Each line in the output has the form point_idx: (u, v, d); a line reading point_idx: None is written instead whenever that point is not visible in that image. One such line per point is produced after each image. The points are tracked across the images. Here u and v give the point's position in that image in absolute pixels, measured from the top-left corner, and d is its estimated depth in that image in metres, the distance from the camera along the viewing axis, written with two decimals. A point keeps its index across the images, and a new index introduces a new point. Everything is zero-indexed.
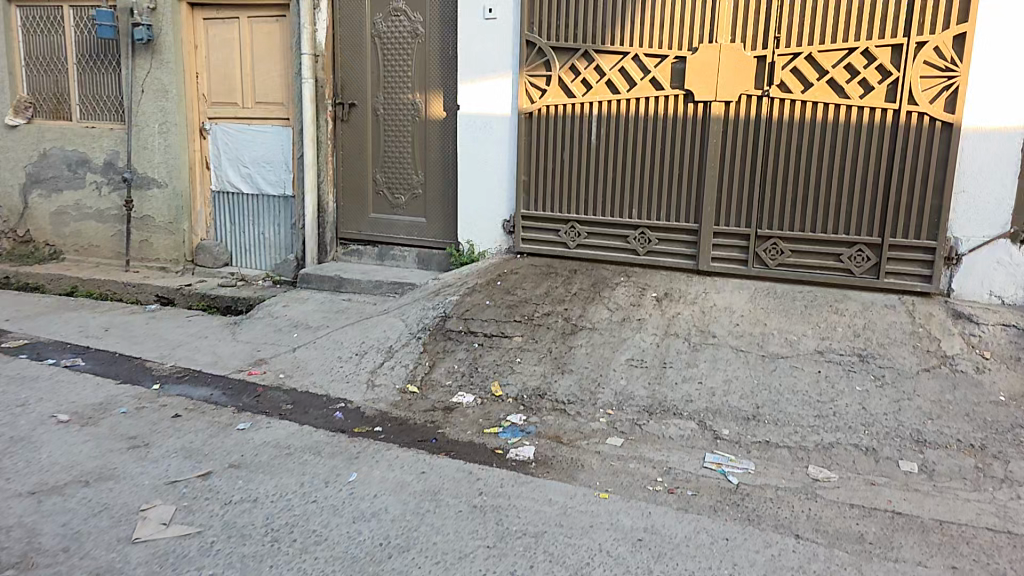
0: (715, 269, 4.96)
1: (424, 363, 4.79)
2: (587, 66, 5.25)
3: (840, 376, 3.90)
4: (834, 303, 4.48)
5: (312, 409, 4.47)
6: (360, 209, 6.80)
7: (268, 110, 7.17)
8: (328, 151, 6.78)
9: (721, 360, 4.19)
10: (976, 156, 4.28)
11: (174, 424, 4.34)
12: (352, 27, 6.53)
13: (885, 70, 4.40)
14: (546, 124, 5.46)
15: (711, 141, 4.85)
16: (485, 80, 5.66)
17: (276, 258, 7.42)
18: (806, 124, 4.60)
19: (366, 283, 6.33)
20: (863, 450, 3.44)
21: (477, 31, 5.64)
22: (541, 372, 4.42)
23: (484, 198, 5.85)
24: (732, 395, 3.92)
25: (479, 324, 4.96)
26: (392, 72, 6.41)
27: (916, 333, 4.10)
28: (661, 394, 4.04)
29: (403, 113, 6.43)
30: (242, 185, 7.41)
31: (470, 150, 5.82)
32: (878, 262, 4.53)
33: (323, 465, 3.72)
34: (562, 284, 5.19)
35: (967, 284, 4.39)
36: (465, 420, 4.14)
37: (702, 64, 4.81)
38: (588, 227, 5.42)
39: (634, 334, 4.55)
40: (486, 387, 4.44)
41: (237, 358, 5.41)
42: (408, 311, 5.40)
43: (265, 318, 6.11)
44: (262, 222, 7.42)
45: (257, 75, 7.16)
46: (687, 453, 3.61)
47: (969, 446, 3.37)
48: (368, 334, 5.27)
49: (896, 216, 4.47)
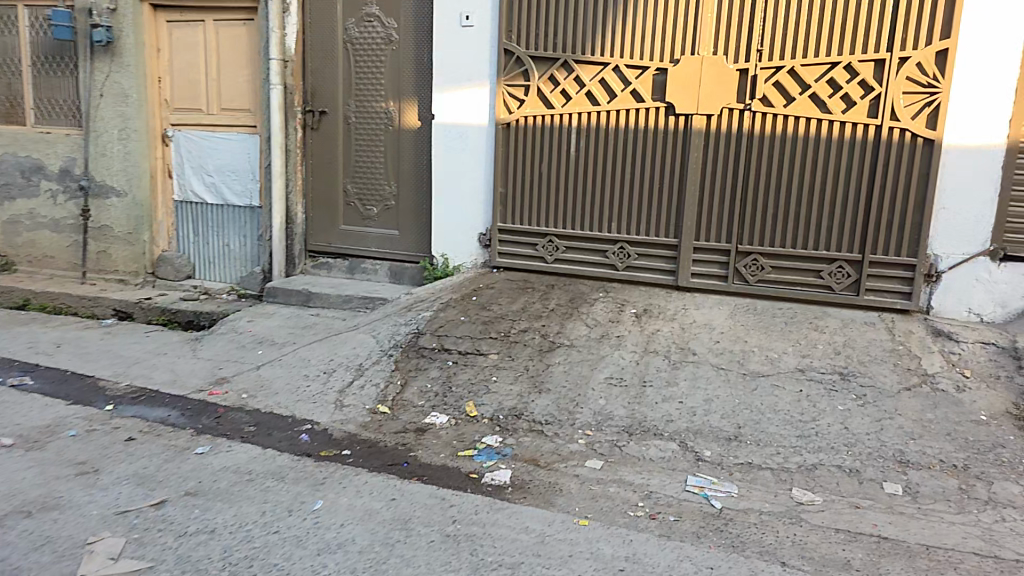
0: (695, 285, 4.90)
1: (395, 382, 4.60)
2: (567, 76, 5.18)
3: (822, 395, 3.84)
4: (814, 320, 4.44)
5: (276, 431, 4.24)
6: (331, 220, 6.61)
7: (235, 116, 6.93)
8: (297, 160, 6.57)
9: (701, 378, 4.10)
10: (956, 172, 4.28)
11: (127, 448, 4.06)
12: (323, 33, 6.36)
13: (867, 85, 4.39)
14: (524, 135, 5.36)
15: (692, 154, 4.80)
16: (463, 88, 5.54)
17: (242, 270, 7.15)
18: (787, 138, 4.58)
19: (336, 298, 6.12)
20: (846, 471, 3.36)
21: (454, 39, 5.52)
22: (517, 391, 4.27)
23: (460, 210, 5.71)
24: (713, 415, 3.82)
25: (453, 341, 4.81)
26: (365, 79, 6.25)
27: (895, 351, 4.08)
28: (641, 414, 3.92)
29: (376, 122, 6.27)
30: (206, 194, 7.15)
31: (446, 160, 5.69)
32: (858, 279, 4.52)
33: (287, 493, 3.49)
34: (539, 300, 5.07)
35: (946, 302, 4.39)
36: (438, 443, 3.96)
37: (684, 76, 4.76)
38: (566, 241, 5.32)
39: (613, 351, 4.43)
40: (461, 407, 4.27)
41: (197, 376, 5.14)
42: (379, 327, 5.23)
43: (229, 333, 5.84)
44: (228, 233, 7.16)
45: (225, 80, 6.93)
46: (668, 476, 3.47)
47: (952, 466, 3.31)
48: (337, 352, 5.07)
49: (875, 233, 4.46)
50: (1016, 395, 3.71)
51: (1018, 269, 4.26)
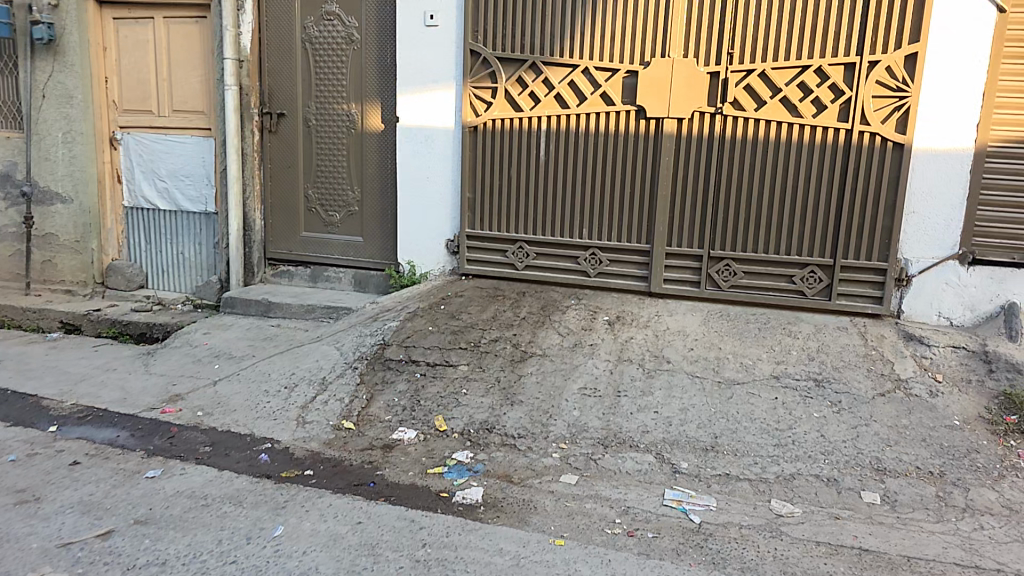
0: (668, 291, 4.83)
1: (361, 397, 4.40)
2: (535, 78, 5.06)
3: (798, 403, 3.79)
4: (787, 325, 4.41)
5: (233, 451, 3.99)
6: (292, 226, 6.37)
7: (188, 118, 6.63)
8: (254, 164, 6.33)
9: (676, 387, 4.01)
10: (927, 176, 4.30)
11: (71, 473, 3.77)
12: (281, 32, 6.14)
13: (838, 89, 4.39)
14: (492, 139, 5.23)
15: (664, 159, 4.74)
16: (428, 91, 5.39)
17: (198, 279, 6.84)
18: (758, 142, 4.55)
19: (298, 308, 5.88)
20: (824, 480, 3.31)
21: (418, 39, 5.36)
22: (488, 404, 4.12)
23: (427, 216, 5.55)
24: (689, 424, 3.74)
25: (421, 352, 4.63)
26: (326, 81, 6.04)
27: (868, 356, 4.06)
28: (616, 425, 3.81)
29: (337, 125, 6.06)
30: (158, 200, 6.83)
31: (411, 164, 5.52)
32: (829, 283, 4.51)
33: (245, 518, 3.27)
34: (510, 308, 4.94)
35: (916, 306, 4.40)
36: (407, 460, 3.78)
37: (655, 79, 4.69)
38: (537, 248, 5.20)
39: (586, 360, 4.32)
40: (430, 421, 4.10)
41: (149, 393, 4.84)
42: (344, 339, 5.03)
43: (183, 346, 5.54)
44: (183, 240, 6.84)
45: (176, 81, 6.63)
46: (646, 489, 3.37)
47: (929, 473, 3.29)
48: (299, 365, 4.84)
49: (846, 237, 4.46)
50: (988, 399, 3.73)
51: (988, 273, 4.27)
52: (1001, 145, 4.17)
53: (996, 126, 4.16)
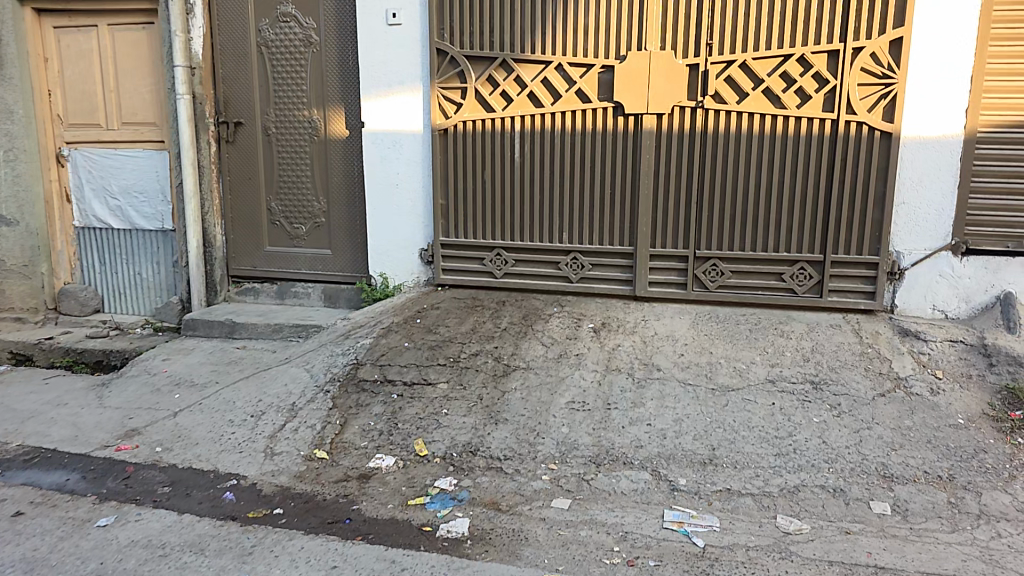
0: (654, 294, 4.64)
1: (334, 423, 4.10)
2: (506, 77, 4.83)
3: (796, 407, 3.60)
4: (778, 325, 4.26)
5: (195, 491, 3.66)
6: (256, 241, 6.05)
7: (138, 131, 6.25)
8: (212, 177, 5.99)
9: (669, 396, 3.80)
10: (916, 165, 4.16)
11: (13, 527, 3.40)
12: (234, 35, 5.81)
13: (822, 78, 4.23)
14: (463, 141, 4.98)
15: (644, 157, 4.55)
16: (394, 93, 5.12)
17: (157, 301, 6.46)
18: (741, 136, 4.39)
19: (264, 328, 5.54)
20: (830, 490, 3.09)
21: (381, 38, 5.09)
22: (471, 424, 3.86)
23: (397, 225, 5.28)
24: (685, 436, 3.52)
25: (397, 370, 4.35)
26: (285, 86, 5.72)
27: (865, 354, 3.91)
28: (608, 441, 3.57)
29: (299, 132, 5.75)
30: (110, 219, 6.44)
31: (379, 171, 5.25)
32: (820, 280, 4.36)
33: (207, 569, 2.95)
34: (490, 319, 4.70)
35: (910, 299, 4.26)
36: (385, 491, 3.50)
37: (632, 73, 4.49)
38: (515, 254, 4.97)
39: (573, 372, 4.09)
40: (409, 446, 3.82)
41: (103, 430, 4.47)
42: (314, 360, 4.74)
43: (140, 374, 5.16)
44: (139, 260, 6.46)
45: (124, 91, 6.24)
46: (643, 511, 3.12)
47: (938, 478, 3.11)
48: (266, 391, 4.53)
49: (835, 231, 4.31)
50: (990, 394, 3.59)
51: (982, 263, 4.15)
52: (991, 130, 4.05)
53: (985, 111, 4.04)
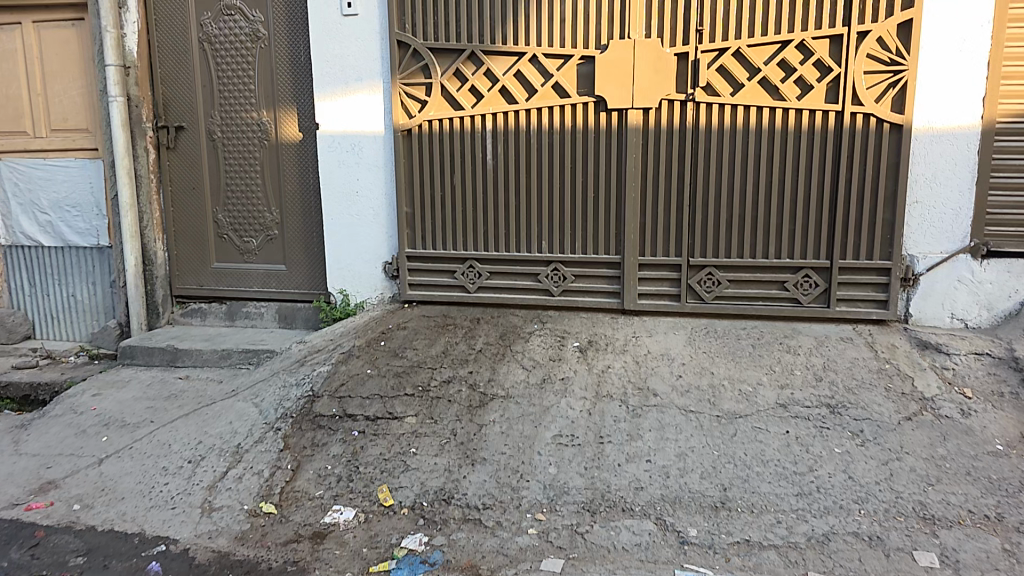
0: (644, 307, 4.20)
1: (284, 468, 3.54)
2: (474, 71, 4.34)
3: (813, 436, 3.17)
4: (784, 339, 3.85)
5: (114, 561, 3.06)
6: (202, 257, 5.45)
7: (69, 138, 5.59)
8: (151, 188, 5.36)
9: (669, 426, 3.34)
10: (930, 159, 3.79)
11: None
12: (174, 32, 5.22)
13: (825, 66, 3.84)
14: (429, 143, 4.48)
15: (630, 157, 4.11)
16: (352, 92, 4.60)
17: (94, 325, 5.80)
18: (736, 131, 3.97)
19: (210, 355, 4.94)
20: (865, 539, 2.65)
21: (336, 30, 4.57)
22: (444, 466, 3.34)
23: (358, 237, 4.75)
24: (690, 474, 3.06)
25: (359, 404, 3.81)
26: (230, 86, 5.15)
27: (883, 371, 3.51)
28: (603, 483, 3.08)
29: (248, 137, 5.18)
30: (41, 236, 5.76)
31: (336, 176, 4.71)
32: (827, 288, 3.96)
33: None
34: (463, 339, 4.20)
35: (926, 308, 3.89)
36: (342, 555, 2.95)
37: (615, 65, 4.05)
38: (489, 265, 4.49)
39: (559, 400, 3.60)
40: (372, 495, 3.28)
41: (14, 483, 3.82)
42: (264, 393, 4.16)
43: (65, 414, 4.51)
44: (72, 280, 5.79)
45: (52, 95, 5.59)
46: (649, 573, 2.63)
47: (985, 518, 2.70)
48: (209, 431, 3.95)
49: (842, 233, 3.91)
50: None
51: (1005, 266, 3.79)
52: (1010, 120, 3.71)
53: (1003, 99, 3.70)
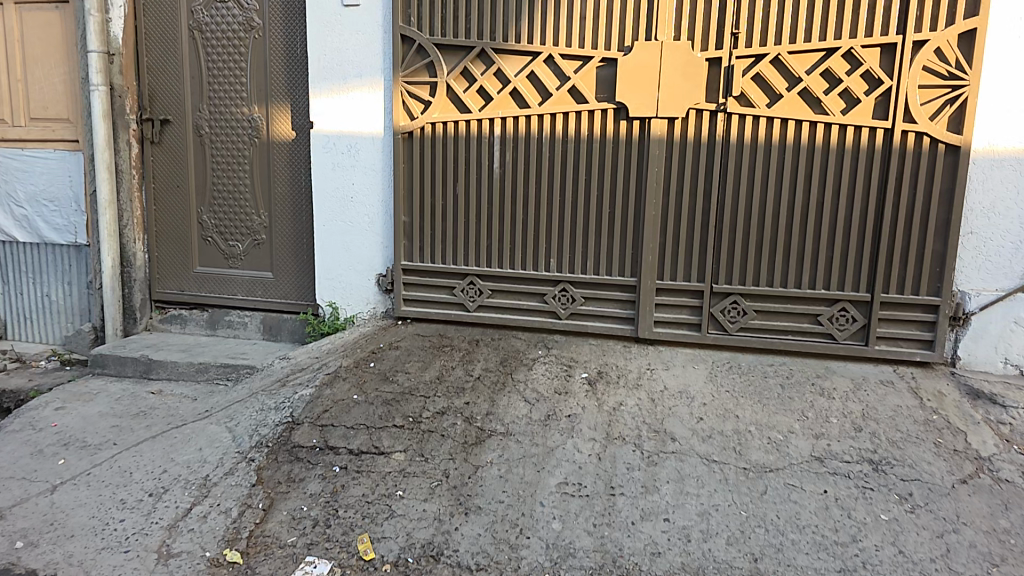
0: (660, 335, 3.82)
1: (255, 507, 3.13)
2: (484, 71, 3.95)
3: (856, 499, 2.79)
4: (816, 380, 3.47)
5: None
6: (183, 261, 5.06)
7: (48, 128, 5.21)
8: (132, 184, 4.98)
9: (690, 478, 2.95)
10: (990, 186, 3.40)
11: None
12: (162, 17, 4.83)
13: (874, 78, 3.45)
14: (432, 147, 4.10)
15: (652, 170, 3.72)
16: (350, 89, 4.21)
17: (68, 327, 5.41)
18: (771, 147, 3.59)
19: (185, 368, 4.55)
20: None
21: (334, 22, 4.19)
22: (433, 514, 2.93)
23: (351, 246, 4.37)
24: (716, 539, 2.67)
25: (342, 435, 3.41)
26: (220, 78, 4.76)
27: (930, 424, 3.14)
28: (615, 546, 2.69)
29: (237, 134, 4.80)
30: (15, 232, 5.37)
31: (330, 178, 4.33)
32: (866, 323, 3.58)
33: None
34: (461, 364, 3.81)
35: (977, 350, 3.51)
36: None
37: (639, 69, 3.66)
38: (492, 283, 4.11)
39: (565, 440, 3.21)
40: (352, 545, 2.85)
41: None
42: (239, 416, 3.77)
43: (22, 430, 4.07)
44: (47, 280, 5.41)
45: (33, 81, 5.21)
46: None
47: None
48: (175, 458, 3.54)
49: (886, 265, 3.53)
50: None
51: None
52: None
53: None
